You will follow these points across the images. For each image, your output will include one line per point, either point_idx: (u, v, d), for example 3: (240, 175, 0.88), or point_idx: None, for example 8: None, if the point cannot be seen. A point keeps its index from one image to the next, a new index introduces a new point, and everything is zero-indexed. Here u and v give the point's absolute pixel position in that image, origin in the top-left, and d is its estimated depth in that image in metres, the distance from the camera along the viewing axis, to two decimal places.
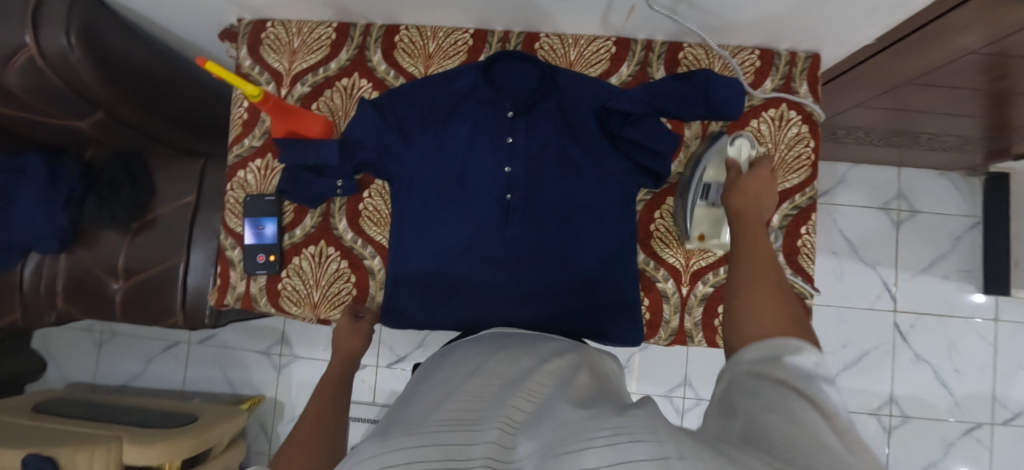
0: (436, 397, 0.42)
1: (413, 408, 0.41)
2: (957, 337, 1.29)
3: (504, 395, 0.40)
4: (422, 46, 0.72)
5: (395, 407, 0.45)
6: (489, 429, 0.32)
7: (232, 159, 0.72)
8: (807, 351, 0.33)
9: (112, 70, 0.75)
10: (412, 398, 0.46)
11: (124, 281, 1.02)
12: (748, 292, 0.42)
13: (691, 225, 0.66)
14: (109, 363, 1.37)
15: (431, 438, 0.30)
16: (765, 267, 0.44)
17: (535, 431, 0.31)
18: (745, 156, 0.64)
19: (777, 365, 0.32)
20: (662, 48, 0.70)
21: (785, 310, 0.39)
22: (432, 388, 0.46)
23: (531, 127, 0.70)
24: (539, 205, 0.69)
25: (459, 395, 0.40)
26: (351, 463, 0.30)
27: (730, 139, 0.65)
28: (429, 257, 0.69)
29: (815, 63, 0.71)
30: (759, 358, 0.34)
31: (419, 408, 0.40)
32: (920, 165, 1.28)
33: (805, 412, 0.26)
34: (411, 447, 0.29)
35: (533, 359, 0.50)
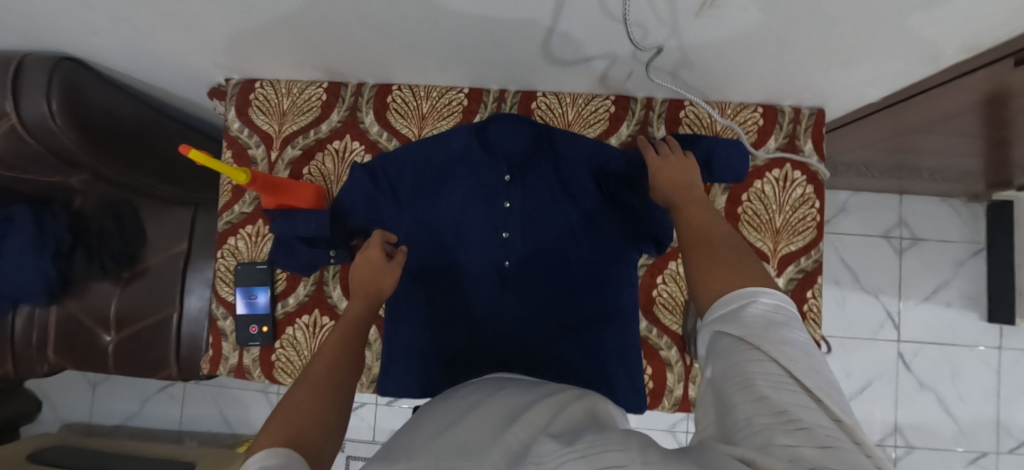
0: (446, 420, 0.40)
1: (424, 428, 0.39)
2: (961, 365, 1.28)
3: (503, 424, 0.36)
4: (416, 106, 0.70)
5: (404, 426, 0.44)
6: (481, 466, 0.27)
7: (221, 226, 0.70)
8: (755, 306, 0.33)
9: (97, 134, 0.73)
10: (420, 420, 0.44)
11: (117, 333, 1.00)
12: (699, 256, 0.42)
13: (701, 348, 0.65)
14: (105, 403, 1.35)
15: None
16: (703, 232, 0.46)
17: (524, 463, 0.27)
18: None
19: (731, 324, 0.33)
20: (663, 107, 0.68)
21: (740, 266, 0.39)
22: (439, 413, 0.44)
23: (527, 191, 0.67)
24: (537, 270, 0.68)
25: (466, 423, 0.37)
26: None
27: None
28: (426, 326, 0.68)
29: (820, 119, 0.68)
30: (719, 311, 0.35)
31: (429, 429, 0.39)
32: (922, 192, 1.27)
33: (760, 362, 0.29)
34: None
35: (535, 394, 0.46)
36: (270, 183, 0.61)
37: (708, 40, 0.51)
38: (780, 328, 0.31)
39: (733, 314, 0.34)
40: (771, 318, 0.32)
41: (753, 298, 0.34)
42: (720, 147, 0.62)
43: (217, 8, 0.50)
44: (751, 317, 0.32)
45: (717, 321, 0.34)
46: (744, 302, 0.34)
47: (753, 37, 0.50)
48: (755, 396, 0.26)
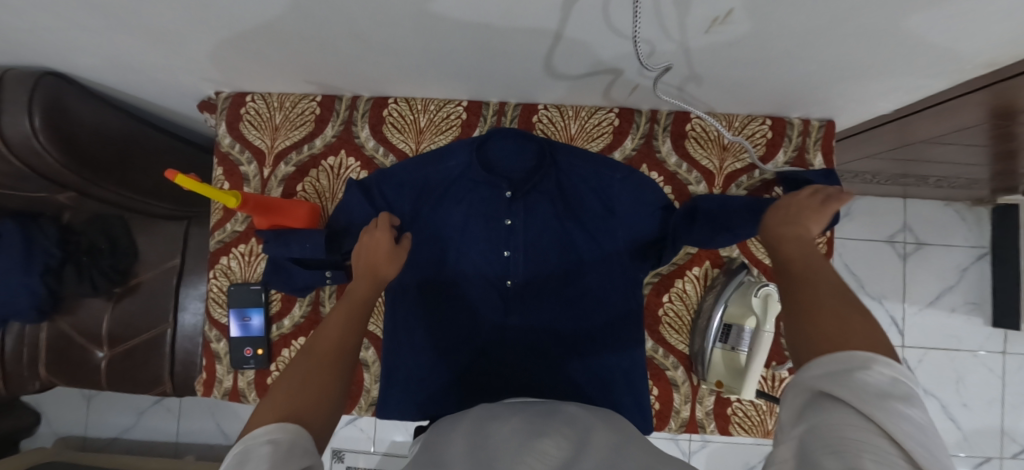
0: (460, 453, 0.37)
1: (438, 460, 0.36)
2: (965, 371, 1.27)
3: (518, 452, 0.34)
4: (413, 120, 0.68)
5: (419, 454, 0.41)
6: None
7: (213, 245, 0.68)
8: (876, 366, 0.26)
9: (83, 152, 0.71)
10: (431, 449, 0.41)
11: (110, 349, 0.98)
12: (794, 281, 0.35)
13: (707, 370, 0.63)
14: (100, 416, 1.33)
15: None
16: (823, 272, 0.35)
17: None
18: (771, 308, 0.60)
19: (836, 382, 0.26)
20: (668, 120, 0.66)
21: (851, 304, 0.32)
22: (451, 439, 0.41)
23: (529, 209, 0.66)
24: (539, 290, 0.66)
25: (497, 458, 0.34)
26: None
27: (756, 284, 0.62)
28: (426, 348, 0.66)
29: (829, 131, 0.66)
30: (818, 362, 0.29)
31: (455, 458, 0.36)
32: (926, 197, 1.26)
33: (878, 440, 0.23)
34: None
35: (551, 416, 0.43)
36: (263, 203, 0.60)
37: (717, 55, 0.49)
38: (903, 400, 0.25)
39: (845, 372, 0.27)
40: (893, 386, 0.25)
41: (869, 360, 0.27)
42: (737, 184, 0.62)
43: (205, 24, 0.48)
44: (868, 377, 0.26)
45: (818, 376, 0.28)
46: (858, 360, 0.27)
47: (764, 52, 0.48)
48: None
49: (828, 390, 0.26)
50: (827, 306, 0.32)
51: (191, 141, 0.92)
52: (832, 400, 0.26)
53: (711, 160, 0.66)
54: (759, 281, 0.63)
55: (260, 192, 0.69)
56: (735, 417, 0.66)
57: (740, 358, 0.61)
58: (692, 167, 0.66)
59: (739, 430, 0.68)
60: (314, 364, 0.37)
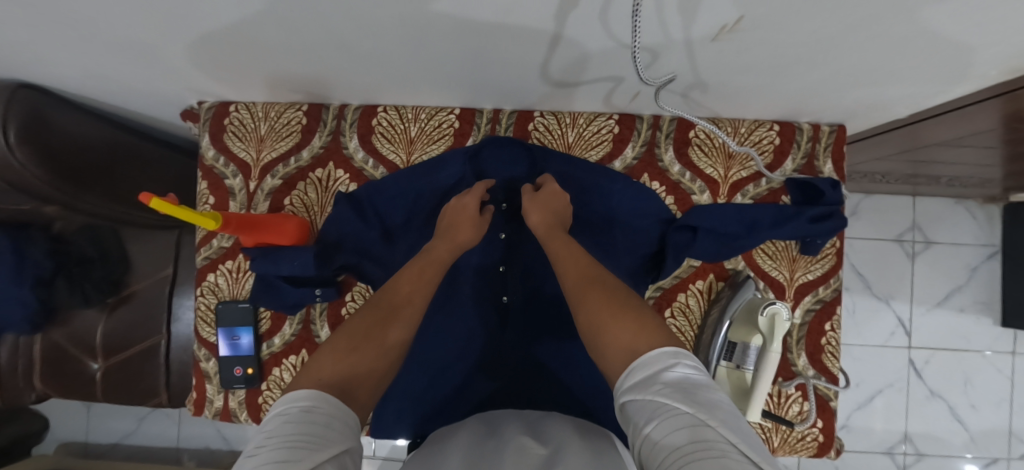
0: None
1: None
2: (973, 372, 1.25)
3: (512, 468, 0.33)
4: (403, 130, 0.65)
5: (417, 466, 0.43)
6: None
7: (200, 262, 0.66)
8: (675, 363, 0.38)
9: (64, 166, 0.69)
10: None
11: (104, 360, 0.97)
12: (590, 304, 0.46)
13: None
14: (100, 422, 1.33)
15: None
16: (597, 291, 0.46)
17: None
18: (779, 328, 0.57)
19: (654, 384, 0.36)
20: (671, 126, 0.63)
21: (635, 311, 0.44)
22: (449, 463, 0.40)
23: (525, 222, 0.63)
24: (536, 304, 0.64)
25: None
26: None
27: (765, 303, 0.58)
28: (418, 366, 0.64)
29: (841, 137, 0.63)
30: (635, 373, 0.38)
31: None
32: (937, 195, 1.22)
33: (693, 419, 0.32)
34: None
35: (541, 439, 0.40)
36: (248, 222, 0.57)
37: (723, 62, 0.46)
38: (703, 388, 0.35)
39: (659, 375, 0.37)
40: (694, 378, 0.36)
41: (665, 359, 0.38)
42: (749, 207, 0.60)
43: (176, 34, 0.45)
44: (673, 379, 0.36)
45: (651, 387, 0.36)
46: (664, 358, 0.38)
47: (774, 59, 0.45)
48: (701, 444, 0.30)
49: (654, 396, 0.35)
50: (620, 326, 0.42)
51: (181, 149, 0.89)
52: (658, 402, 0.34)
53: (716, 168, 0.63)
54: (767, 299, 0.59)
55: (247, 206, 0.66)
56: None
57: (747, 377, 0.59)
58: (696, 176, 0.63)
59: None
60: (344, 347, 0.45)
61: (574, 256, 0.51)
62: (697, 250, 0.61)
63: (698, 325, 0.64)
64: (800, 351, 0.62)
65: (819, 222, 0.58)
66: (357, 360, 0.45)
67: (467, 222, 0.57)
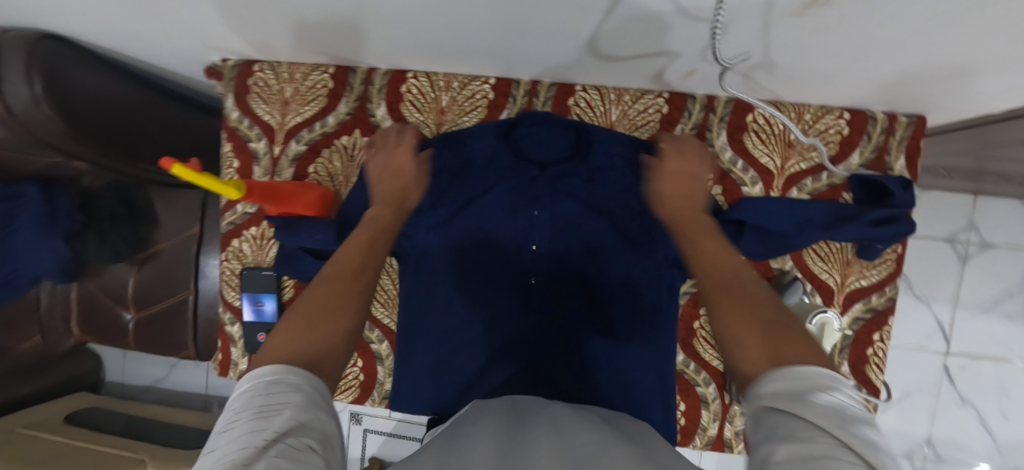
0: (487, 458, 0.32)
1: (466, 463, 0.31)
2: (1011, 383, 1.19)
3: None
4: (434, 99, 0.61)
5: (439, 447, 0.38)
6: None
7: (224, 226, 0.65)
8: (840, 388, 0.28)
9: (84, 121, 0.67)
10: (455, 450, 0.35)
11: (136, 311, 1.01)
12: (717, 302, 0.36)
13: None
14: (136, 366, 1.42)
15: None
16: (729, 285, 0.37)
17: None
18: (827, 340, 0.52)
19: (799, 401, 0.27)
20: (726, 108, 0.57)
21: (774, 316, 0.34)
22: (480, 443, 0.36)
23: (555, 206, 0.60)
24: (563, 286, 0.62)
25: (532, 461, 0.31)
26: None
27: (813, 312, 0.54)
28: (440, 345, 0.61)
29: (919, 129, 0.56)
30: (777, 380, 0.29)
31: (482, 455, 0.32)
32: (1001, 194, 1.12)
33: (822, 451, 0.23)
34: None
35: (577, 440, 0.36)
36: (270, 191, 0.55)
37: (804, 41, 0.40)
38: (865, 427, 0.25)
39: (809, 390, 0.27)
40: (858, 412, 0.26)
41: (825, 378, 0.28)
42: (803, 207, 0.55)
43: None
44: (830, 404, 0.26)
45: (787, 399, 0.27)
46: (819, 379, 0.28)
47: (867, 42, 0.39)
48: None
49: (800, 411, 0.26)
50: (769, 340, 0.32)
51: (198, 108, 0.87)
52: (802, 422, 0.25)
53: (772, 158, 0.57)
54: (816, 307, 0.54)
55: (270, 172, 0.64)
56: None
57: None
58: (748, 165, 0.58)
59: None
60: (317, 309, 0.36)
61: (716, 249, 0.41)
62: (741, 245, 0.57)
63: None
64: (841, 359, 0.58)
65: (884, 226, 0.53)
66: (319, 332, 0.35)
67: (393, 177, 0.54)
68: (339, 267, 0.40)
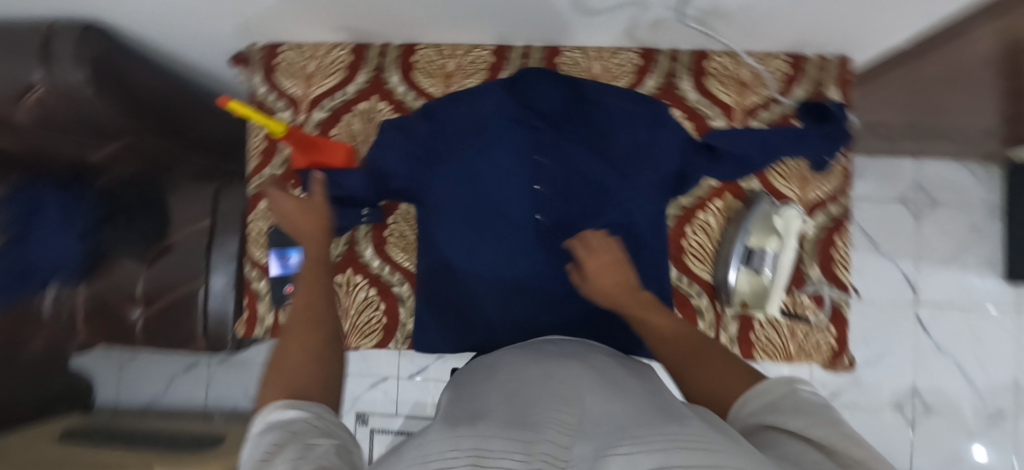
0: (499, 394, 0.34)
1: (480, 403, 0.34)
2: (978, 328, 1.28)
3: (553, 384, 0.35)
4: (442, 65, 0.70)
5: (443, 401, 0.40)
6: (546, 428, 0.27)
7: (252, 189, 0.71)
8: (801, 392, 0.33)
9: (122, 101, 0.74)
10: (463, 398, 0.39)
11: (146, 308, 1.02)
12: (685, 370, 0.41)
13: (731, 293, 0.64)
14: (131, 384, 1.39)
15: (450, 442, 0.25)
16: (688, 351, 0.43)
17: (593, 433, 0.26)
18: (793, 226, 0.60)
19: (785, 412, 0.31)
20: (688, 58, 0.68)
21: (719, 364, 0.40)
22: (496, 382, 0.39)
23: (557, 150, 0.66)
24: (567, 223, 0.68)
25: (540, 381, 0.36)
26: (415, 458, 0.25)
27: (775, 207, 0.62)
28: (457, 280, 0.69)
29: (847, 66, 0.68)
30: (757, 404, 0.34)
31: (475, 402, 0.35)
32: (939, 155, 1.27)
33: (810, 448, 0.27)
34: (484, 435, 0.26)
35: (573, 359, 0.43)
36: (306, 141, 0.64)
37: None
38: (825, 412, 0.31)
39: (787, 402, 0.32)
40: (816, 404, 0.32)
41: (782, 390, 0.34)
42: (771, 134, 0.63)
43: None
44: (803, 408, 0.31)
45: (762, 417, 0.32)
46: (780, 390, 0.34)
47: None
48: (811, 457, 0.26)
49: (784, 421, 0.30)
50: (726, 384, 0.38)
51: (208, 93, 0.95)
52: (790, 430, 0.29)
53: (730, 95, 0.68)
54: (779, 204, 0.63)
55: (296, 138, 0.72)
56: (759, 342, 0.66)
57: (763, 280, 0.63)
58: (711, 102, 0.68)
59: (764, 355, 0.67)
60: (289, 345, 0.38)
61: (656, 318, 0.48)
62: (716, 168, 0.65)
63: (717, 230, 0.67)
64: (811, 262, 0.67)
65: (829, 140, 0.63)
66: (310, 362, 0.37)
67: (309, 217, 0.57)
68: (301, 323, 0.42)
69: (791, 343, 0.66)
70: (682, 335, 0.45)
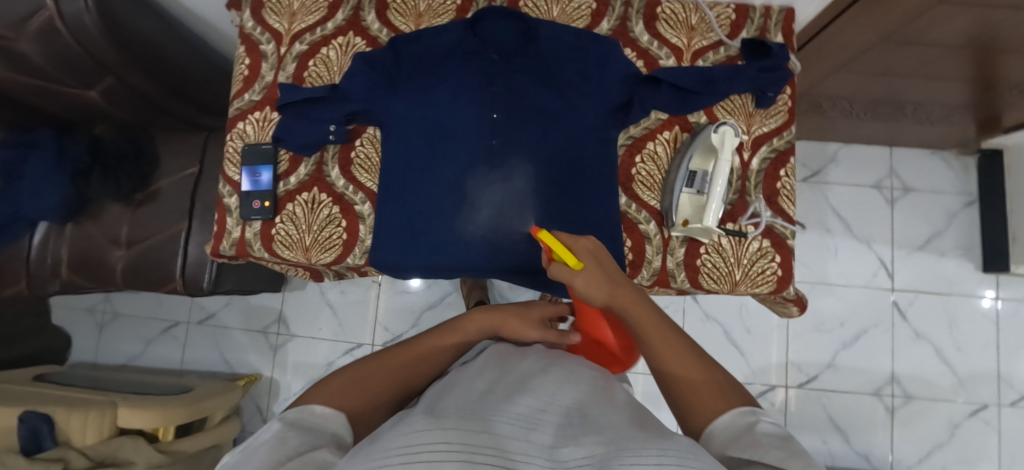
0: (492, 401, 0.37)
1: (471, 402, 0.37)
2: (958, 315, 1.27)
3: (542, 395, 0.40)
4: (413, 6, 0.76)
5: (434, 393, 0.43)
6: (535, 431, 0.32)
7: (232, 112, 0.76)
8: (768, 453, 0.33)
9: (124, 33, 0.78)
10: (447, 393, 0.41)
11: (127, 249, 1.04)
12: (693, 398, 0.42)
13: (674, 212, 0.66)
14: (110, 342, 1.40)
15: (441, 434, 0.28)
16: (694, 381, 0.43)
17: (576, 439, 0.31)
18: (728, 145, 0.61)
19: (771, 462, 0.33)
20: (640, 4, 0.74)
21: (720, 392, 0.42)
22: (486, 384, 0.42)
23: (512, 78, 0.71)
24: (521, 147, 0.71)
25: (532, 391, 0.40)
26: (408, 438, 0.28)
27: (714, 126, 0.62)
28: (427, 209, 0.71)
29: (789, 15, 0.73)
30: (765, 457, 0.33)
31: (465, 399, 0.38)
32: (912, 143, 1.30)
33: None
34: (466, 432, 0.29)
35: (562, 368, 0.48)
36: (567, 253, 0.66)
37: None
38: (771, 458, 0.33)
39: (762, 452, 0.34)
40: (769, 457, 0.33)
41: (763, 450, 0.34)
42: (712, 70, 0.67)
43: None
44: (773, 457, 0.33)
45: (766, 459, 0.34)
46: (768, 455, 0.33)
47: None
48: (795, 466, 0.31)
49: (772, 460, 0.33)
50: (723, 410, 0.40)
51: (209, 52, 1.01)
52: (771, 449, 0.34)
53: (680, 38, 0.73)
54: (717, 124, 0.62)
55: (276, 68, 0.77)
56: (705, 267, 0.68)
57: (704, 199, 0.65)
58: (662, 44, 0.73)
59: (710, 282, 0.68)
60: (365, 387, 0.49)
61: (665, 337, 0.45)
62: (663, 102, 0.68)
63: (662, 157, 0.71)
64: (757, 193, 0.69)
65: (767, 73, 0.66)
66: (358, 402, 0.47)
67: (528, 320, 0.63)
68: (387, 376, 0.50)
69: (736, 270, 0.68)
70: (695, 365, 0.44)
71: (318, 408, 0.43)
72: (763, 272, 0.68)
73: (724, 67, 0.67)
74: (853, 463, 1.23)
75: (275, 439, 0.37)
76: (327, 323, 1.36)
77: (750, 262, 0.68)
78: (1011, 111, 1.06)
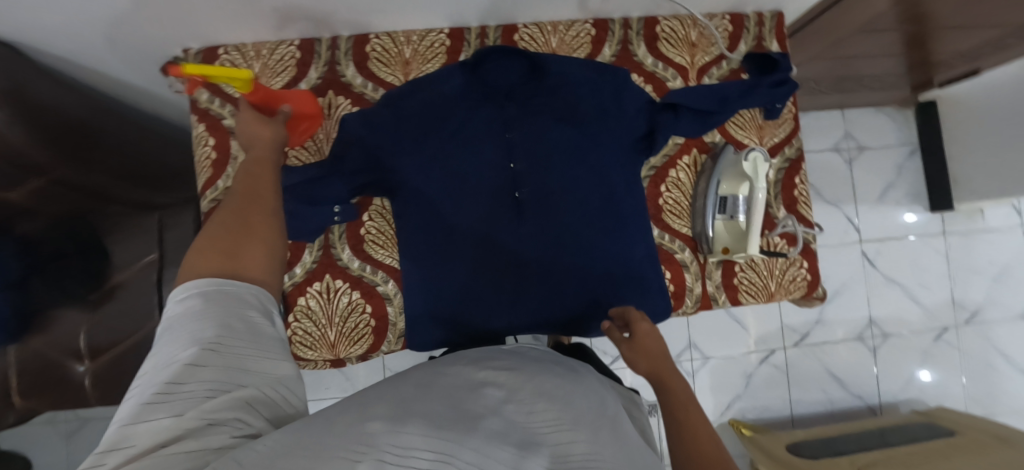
0: (503, 368, 0.35)
1: (480, 369, 0.35)
2: (917, 255, 1.42)
3: (553, 381, 0.35)
4: (398, 53, 0.68)
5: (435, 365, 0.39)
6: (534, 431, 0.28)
7: (205, 205, 0.66)
8: None
9: (41, 120, 0.65)
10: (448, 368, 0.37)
11: (92, 362, 0.89)
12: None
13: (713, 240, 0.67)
14: (83, 452, 1.24)
15: (438, 433, 0.24)
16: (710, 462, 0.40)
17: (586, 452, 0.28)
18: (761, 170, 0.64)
19: None
20: (639, 25, 0.71)
21: None
22: (495, 355, 0.40)
23: (527, 121, 0.65)
24: (547, 194, 0.66)
25: (542, 374, 0.36)
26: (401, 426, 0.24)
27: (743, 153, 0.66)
28: (460, 277, 0.65)
29: (781, 20, 0.73)
30: None
31: (468, 374, 0.34)
32: (861, 104, 1.39)
33: None
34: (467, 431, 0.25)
35: (568, 368, 0.44)
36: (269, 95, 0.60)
37: None
38: None
39: None
40: None
41: None
42: (726, 90, 0.66)
43: None
44: None
45: None
46: None
47: None
48: None
49: None
50: None
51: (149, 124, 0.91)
52: None
53: (683, 56, 0.71)
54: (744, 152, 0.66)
55: None
56: (743, 285, 0.70)
57: (740, 225, 0.66)
58: (667, 64, 0.71)
59: (749, 297, 0.71)
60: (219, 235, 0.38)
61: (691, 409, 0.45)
62: (683, 128, 0.67)
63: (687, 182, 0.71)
64: (778, 204, 0.72)
65: (778, 87, 0.66)
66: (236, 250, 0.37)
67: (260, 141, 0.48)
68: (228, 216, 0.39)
69: (772, 282, 0.70)
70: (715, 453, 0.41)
71: (172, 294, 0.33)
72: (795, 279, 0.70)
73: (736, 85, 0.66)
74: (848, 403, 1.38)
75: (175, 360, 0.28)
76: (333, 381, 1.27)
77: (783, 272, 0.70)
78: (947, 70, 1.17)
